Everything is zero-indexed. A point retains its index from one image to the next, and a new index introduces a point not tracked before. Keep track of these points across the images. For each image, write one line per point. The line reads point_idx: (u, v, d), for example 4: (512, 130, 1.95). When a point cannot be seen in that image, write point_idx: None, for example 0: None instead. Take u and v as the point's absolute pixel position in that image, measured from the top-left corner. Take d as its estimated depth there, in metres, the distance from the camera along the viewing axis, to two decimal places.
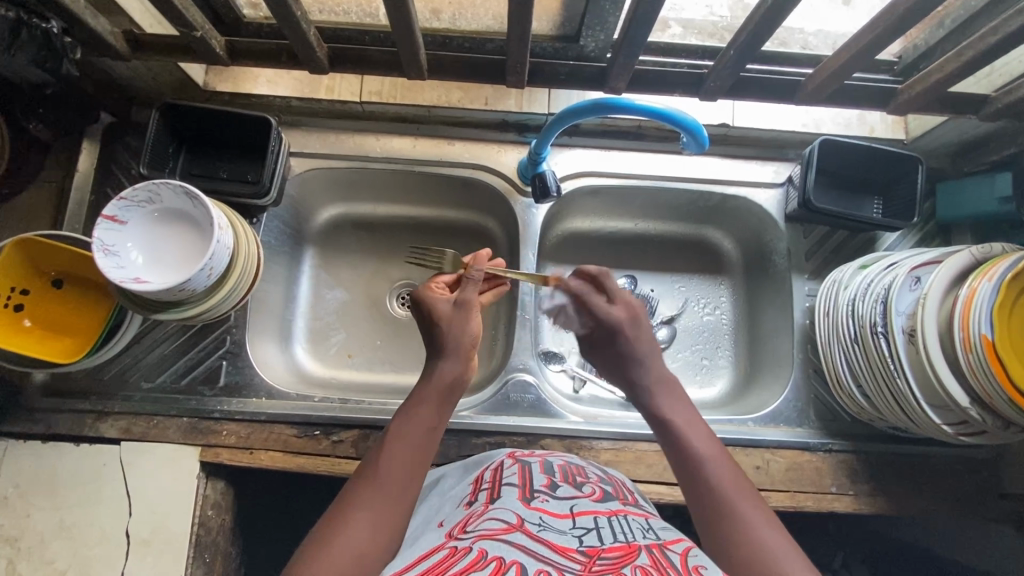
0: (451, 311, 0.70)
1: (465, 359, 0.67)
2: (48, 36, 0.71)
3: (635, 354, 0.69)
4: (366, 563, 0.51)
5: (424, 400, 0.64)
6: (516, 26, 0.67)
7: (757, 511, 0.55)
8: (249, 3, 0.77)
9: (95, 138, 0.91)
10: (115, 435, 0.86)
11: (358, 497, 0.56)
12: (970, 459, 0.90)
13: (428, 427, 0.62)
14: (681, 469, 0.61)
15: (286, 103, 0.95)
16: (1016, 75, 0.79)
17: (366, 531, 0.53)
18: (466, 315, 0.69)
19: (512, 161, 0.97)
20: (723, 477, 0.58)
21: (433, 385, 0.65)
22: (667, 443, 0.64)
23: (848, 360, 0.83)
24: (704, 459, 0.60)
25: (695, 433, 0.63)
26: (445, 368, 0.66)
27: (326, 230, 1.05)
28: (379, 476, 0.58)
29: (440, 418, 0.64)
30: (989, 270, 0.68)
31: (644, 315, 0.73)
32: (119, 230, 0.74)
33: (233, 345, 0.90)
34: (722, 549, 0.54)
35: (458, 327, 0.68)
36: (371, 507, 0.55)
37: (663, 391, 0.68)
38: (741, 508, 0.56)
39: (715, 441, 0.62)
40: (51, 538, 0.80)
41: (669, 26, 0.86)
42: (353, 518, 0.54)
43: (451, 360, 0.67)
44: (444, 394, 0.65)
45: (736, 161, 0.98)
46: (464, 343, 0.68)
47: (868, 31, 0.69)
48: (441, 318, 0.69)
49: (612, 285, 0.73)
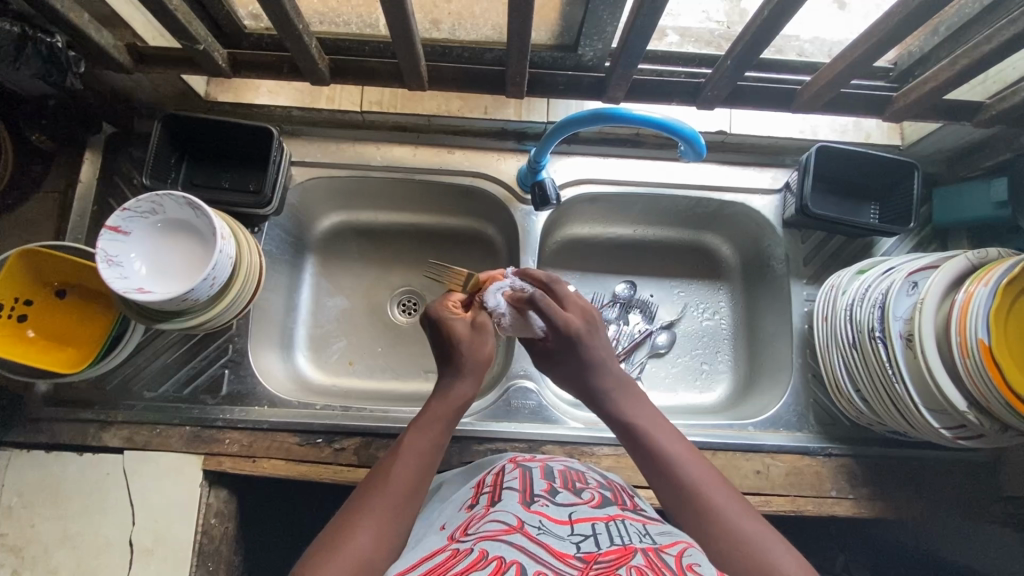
0: (468, 332, 0.68)
1: (479, 378, 0.68)
2: (52, 50, 0.71)
3: (596, 363, 0.66)
4: (372, 567, 0.52)
5: (436, 417, 0.64)
6: (516, 37, 0.67)
7: (735, 504, 0.57)
8: (250, 15, 0.77)
9: (97, 148, 0.92)
10: (118, 444, 0.85)
11: (365, 502, 0.57)
12: (969, 462, 0.90)
13: (436, 442, 0.63)
14: (654, 474, 0.61)
15: (287, 112, 0.95)
16: (1012, 82, 0.79)
17: (370, 540, 0.54)
18: (484, 334, 0.69)
19: (511, 169, 0.98)
20: (696, 473, 0.59)
21: (445, 402, 0.66)
22: (636, 450, 0.64)
23: (846, 364, 0.84)
24: (676, 461, 0.60)
25: (662, 434, 0.63)
26: (457, 386, 0.66)
27: (327, 238, 1.06)
28: (386, 484, 0.58)
29: (448, 435, 0.65)
30: (985, 275, 0.69)
31: (597, 321, 0.70)
32: (122, 241, 0.74)
33: (236, 354, 0.91)
34: (710, 545, 0.55)
35: (475, 346, 0.68)
36: (376, 515, 0.56)
37: (625, 394, 0.67)
38: (721, 503, 0.56)
39: (681, 441, 0.63)
40: (55, 547, 0.81)
41: (666, 34, 0.87)
42: (358, 523, 0.55)
43: (465, 378, 0.67)
44: (453, 412, 0.65)
45: (734, 167, 0.99)
46: (480, 362, 0.68)
47: (863, 41, 0.69)
48: (459, 339, 0.68)
49: (564, 290, 0.70)
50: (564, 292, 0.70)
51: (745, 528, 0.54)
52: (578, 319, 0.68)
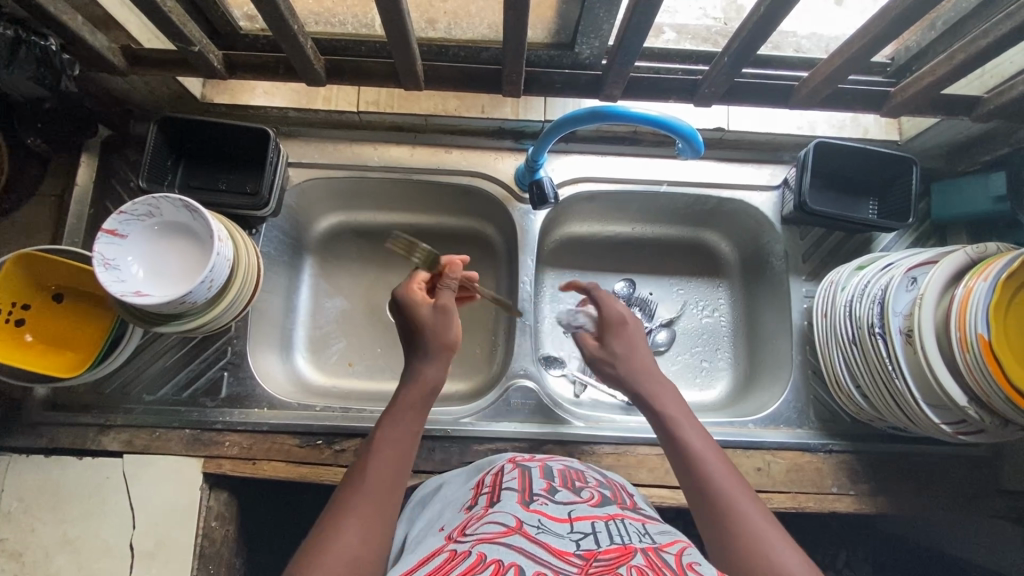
0: (433, 316, 0.71)
1: (445, 361, 0.70)
2: (46, 53, 0.71)
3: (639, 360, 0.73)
4: (362, 565, 0.52)
5: (408, 406, 0.66)
6: (511, 35, 0.67)
7: (752, 507, 0.57)
8: (245, 16, 0.77)
9: (93, 151, 0.91)
10: (118, 448, 0.86)
11: (349, 500, 0.57)
12: (970, 456, 0.90)
13: (410, 431, 0.64)
14: (680, 465, 0.63)
15: (283, 113, 0.95)
16: (1009, 76, 0.79)
17: (357, 536, 0.54)
18: (447, 318, 0.70)
19: (509, 168, 0.98)
20: (721, 474, 0.60)
21: (416, 389, 0.67)
22: (670, 443, 0.65)
23: (846, 360, 0.84)
24: (702, 458, 0.62)
25: (695, 432, 0.64)
26: (425, 370, 0.68)
27: (326, 238, 1.06)
28: (371, 480, 0.59)
29: (421, 421, 0.66)
30: (984, 270, 0.69)
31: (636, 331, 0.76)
32: (119, 244, 0.74)
33: (235, 356, 0.90)
34: (723, 543, 0.55)
35: (439, 329, 0.70)
36: (361, 511, 0.56)
37: (669, 397, 0.69)
38: (739, 503, 0.57)
39: (712, 444, 0.63)
40: (55, 552, 0.80)
41: (664, 31, 0.86)
42: (344, 521, 0.55)
43: (430, 359, 0.69)
44: (425, 395, 0.67)
45: (731, 164, 0.99)
46: (445, 344, 0.70)
47: (861, 36, 0.69)
48: (423, 323, 0.70)
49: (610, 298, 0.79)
50: (605, 297, 0.78)
51: (758, 531, 0.54)
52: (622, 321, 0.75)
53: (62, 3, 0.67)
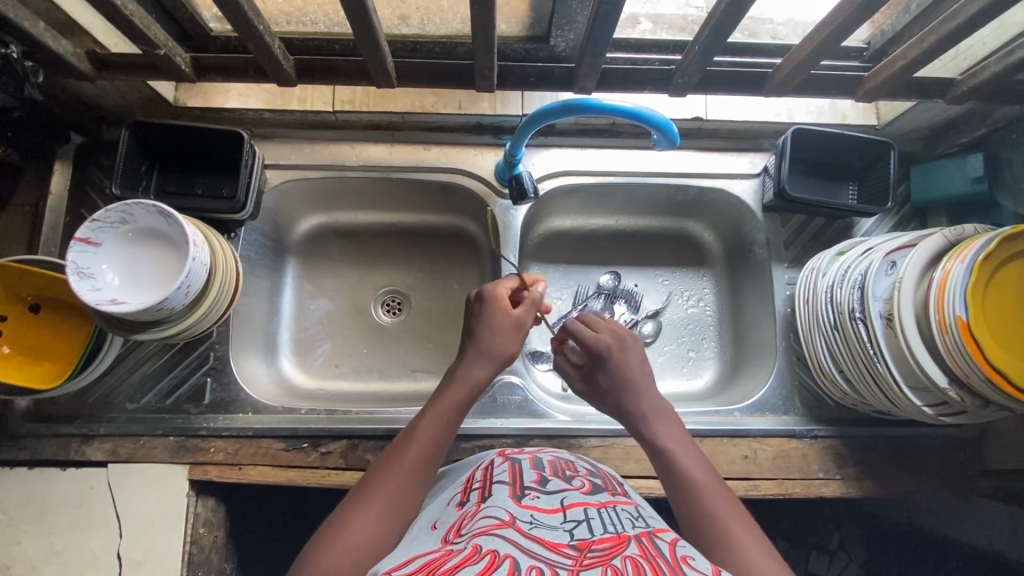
0: (506, 324, 0.70)
1: (493, 368, 0.69)
2: (8, 61, 0.68)
3: (629, 378, 0.69)
4: (381, 549, 0.54)
5: (450, 400, 0.65)
6: (481, 30, 0.66)
7: (756, 549, 0.54)
8: (215, 17, 0.78)
9: (67, 158, 0.90)
10: (102, 457, 0.85)
11: (375, 484, 0.58)
12: (955, 437, 0.91)
13: (449, 425, 0.64)
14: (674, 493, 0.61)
15: (258, 115, 0.94)
16: (982, 58, 0.79)
17: (379, 519, 0.55)
18: (517, 333, 0.71)
19: (488, 164, 0.98)
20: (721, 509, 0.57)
21: (459, 385, 0.66)
22: (663, 469, 0.63)
23: (829, 346, 0.84)
24: (694, 484, 0.60)
25: (697, 470, 0.61)
26: (474, 368, 0.67)
27: (307, 240, 1.05)
28: (393, 474, 0.59)
29: (460, 418, 0.66)
30: (961, 251, 0.69)
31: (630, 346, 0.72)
32: (93, 253, 0.73)
33: (217, 362, 0.90)
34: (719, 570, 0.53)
35: (504, 339, 0.70)
36: (385, 497, 0.57)
37: (661, 421, 0.67)
38: (747, 553, 0.53)
39: (719, 486, 0.60)
40: (42, 564, 0.80)
41: (639, 21, 0.85)
42: (368, 505, 0.56)
43: (484, 364, 0.68)
44: (467, 395, 0.66)
45: (711, 154, 0.99)
46: (503, 355, 0.69)
47: (832, 19, 0.68)
48: (494, 325, 0.70)
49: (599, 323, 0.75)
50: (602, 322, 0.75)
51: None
52: (609, 334, 0.73)
53: (25, 9, 0.65)
